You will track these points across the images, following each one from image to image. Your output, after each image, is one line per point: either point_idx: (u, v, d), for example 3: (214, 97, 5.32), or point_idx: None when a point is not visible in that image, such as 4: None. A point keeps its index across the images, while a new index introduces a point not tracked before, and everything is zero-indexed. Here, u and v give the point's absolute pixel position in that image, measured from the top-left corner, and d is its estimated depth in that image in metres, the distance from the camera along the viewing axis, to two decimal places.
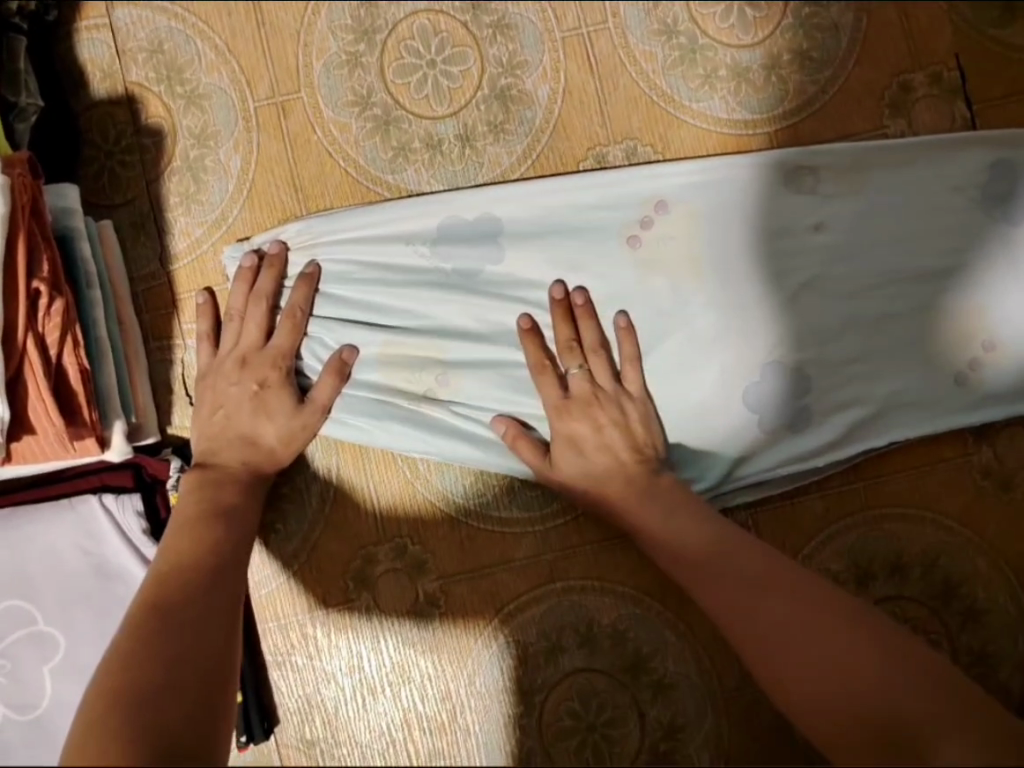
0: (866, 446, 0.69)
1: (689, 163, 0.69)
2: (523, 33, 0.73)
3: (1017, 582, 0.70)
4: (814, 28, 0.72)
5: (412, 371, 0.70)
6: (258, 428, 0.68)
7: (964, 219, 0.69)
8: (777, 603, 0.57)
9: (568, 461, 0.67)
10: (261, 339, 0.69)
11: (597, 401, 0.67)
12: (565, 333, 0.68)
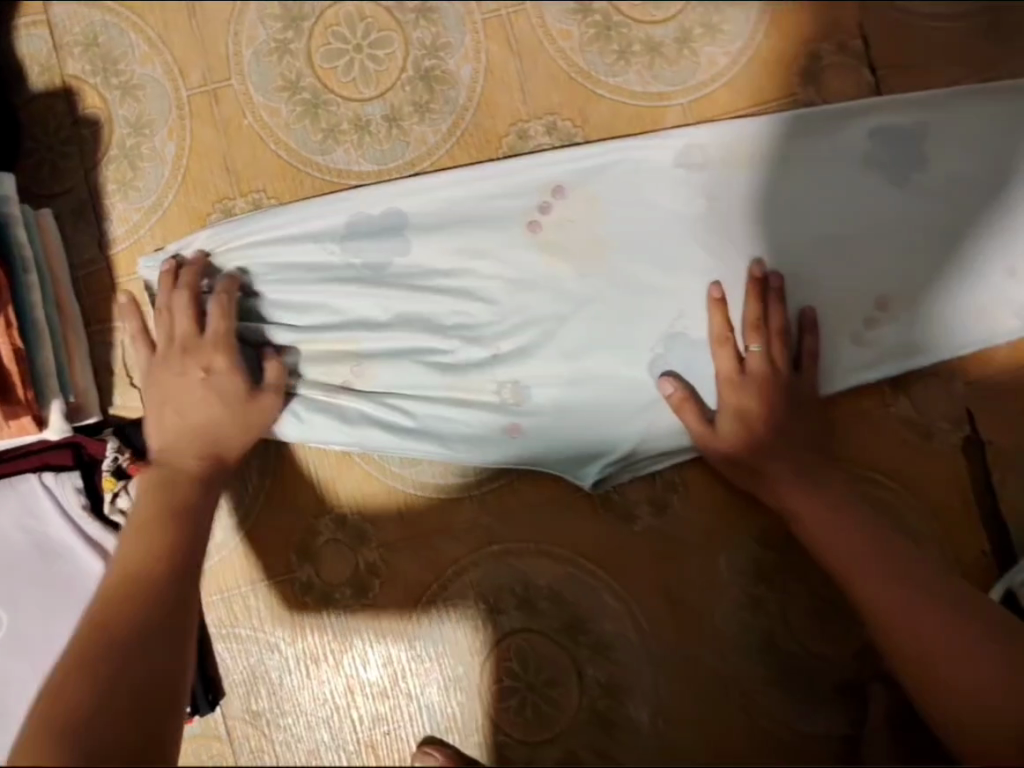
0: (784, 411, 0.70)
1: (581, 145, 0.74)
2: (445, 16, 0.75)
3: (941, 527, 0.73)
4: (723, 3, 0.75)
5: (327, 364, 0.74)
6: (208, 413, 0.68)
7: (863, 185, 0.73)
8: (876, 556, 0.65)
9: (733, 434, 0.70)
10: (195, 328, 0.70)
11: (776, 385, 0.70)
12: (753, 312, 0.71)
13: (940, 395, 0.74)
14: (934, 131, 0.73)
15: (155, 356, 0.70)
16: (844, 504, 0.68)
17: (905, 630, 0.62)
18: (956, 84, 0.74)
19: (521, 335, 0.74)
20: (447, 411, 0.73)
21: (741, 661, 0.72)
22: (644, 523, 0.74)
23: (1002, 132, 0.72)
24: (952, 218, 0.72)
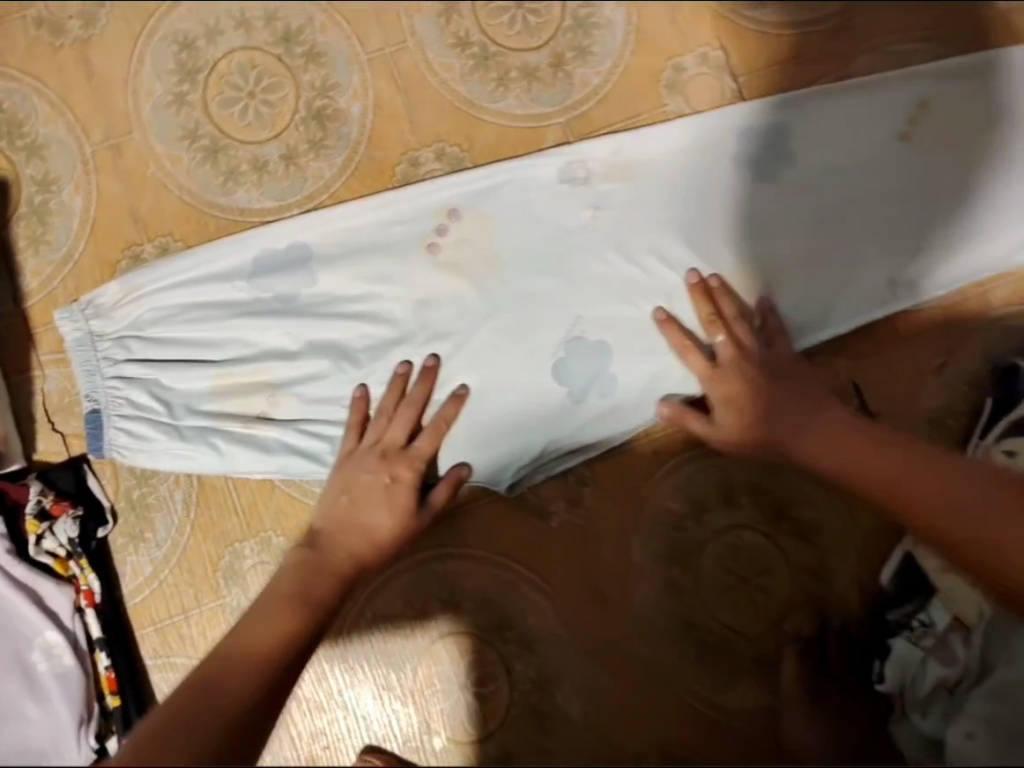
0: (779, 386, 0.74)
1: (470, 169, 0.78)
2: (332, 59, 0.80)
3: (838, 495, 0.78)
4: (590, 26, 0.80)
5: (243, 396, 0.76)
6: (372, 517, 0.72)
7: (806, 150, 0.79)
8: (904, 472, 0.68)
9: (727, 419, 0.74)
10: (404, 439, 0.74)
11: (748, 364, 0.75)
12: (705, 310, 0.76)
13: (823, 373, 0.80)
14: (797, 130, 0.79)
15: (357, 450, 0.74)
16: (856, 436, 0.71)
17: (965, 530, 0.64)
18: (812, 84, 0.80)
19: (430, 350, 0.77)
20: None
21: (660, 640, 0.77)
22: (559, 517, 0.78)
23: (856, 128, 0.79)
24: (820, 209, 0.78)
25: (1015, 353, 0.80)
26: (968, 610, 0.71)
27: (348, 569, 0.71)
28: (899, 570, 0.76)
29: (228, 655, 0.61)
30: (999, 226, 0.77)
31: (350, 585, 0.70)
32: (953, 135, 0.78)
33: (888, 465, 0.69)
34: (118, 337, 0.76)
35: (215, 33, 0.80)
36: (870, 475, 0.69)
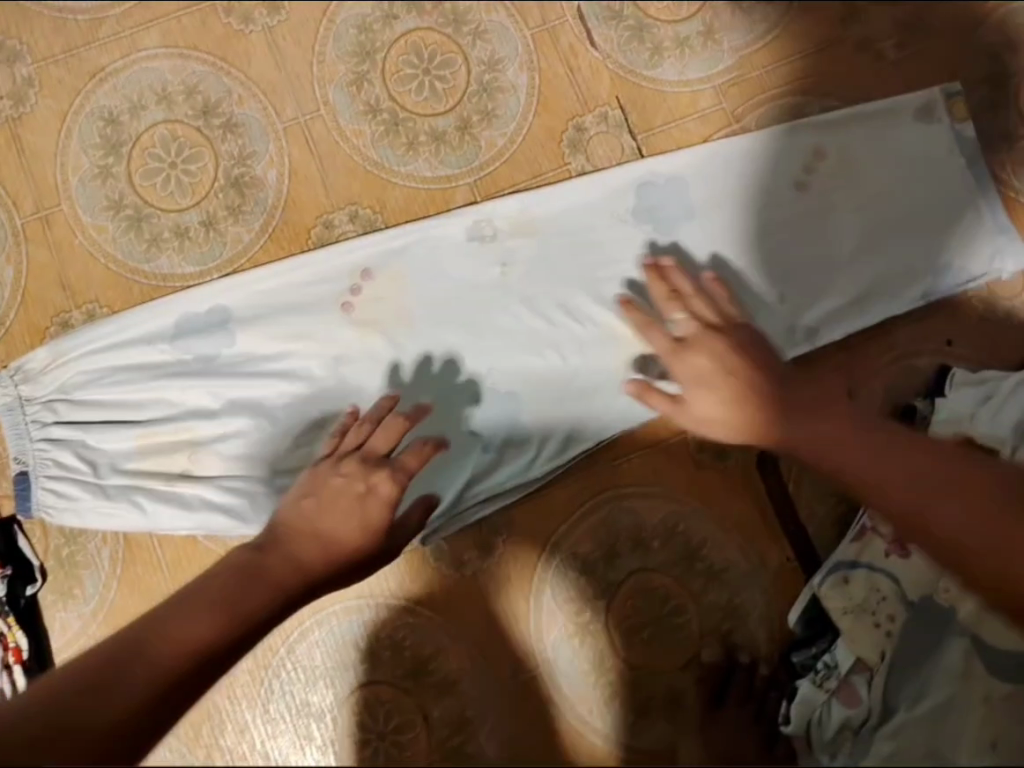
0: (752, 360, 0.65)
1: (381, 231, 0.82)
2: (250, 130, 0.84)
3: (746, 537, 0.81)
4: (494, 91, 0.84)
5: (166, 455, 0.79)
6: (339, 528, 0.62)
7: (730, 189, 0.81)
8: (968, 505, 0.58)
9: (701, 399, 0.65)
10: (387, 451, 0.67)
11: (714, 336, 0.67)
12: (661, 289, 0.71)
13: None
14: (696, 186, 0.81)
15: (339, 452, 0.67)
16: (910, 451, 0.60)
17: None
18: (710, 141, 0.82)
19: (346, 405, 0.80)
20: (280, 483, 0.79)
21: (572, 685, 0.79)
22: (472, 565, 0.80)
23: (755, 182, 0.81)
24: (724, 260, 0.81)
25: (915, 394, 0.82)
26: (869, 652, 0.73)
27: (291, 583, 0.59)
28: (806, 611, 0.77)
29: (127, 657, 0.51)
30: (892, 273, 0.81)
31: (290, 601, 0.59)
32: (869, 157, 0.81)
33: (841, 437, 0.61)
34: (46, 401, 0.79)
35: (138, 108, 0.84)
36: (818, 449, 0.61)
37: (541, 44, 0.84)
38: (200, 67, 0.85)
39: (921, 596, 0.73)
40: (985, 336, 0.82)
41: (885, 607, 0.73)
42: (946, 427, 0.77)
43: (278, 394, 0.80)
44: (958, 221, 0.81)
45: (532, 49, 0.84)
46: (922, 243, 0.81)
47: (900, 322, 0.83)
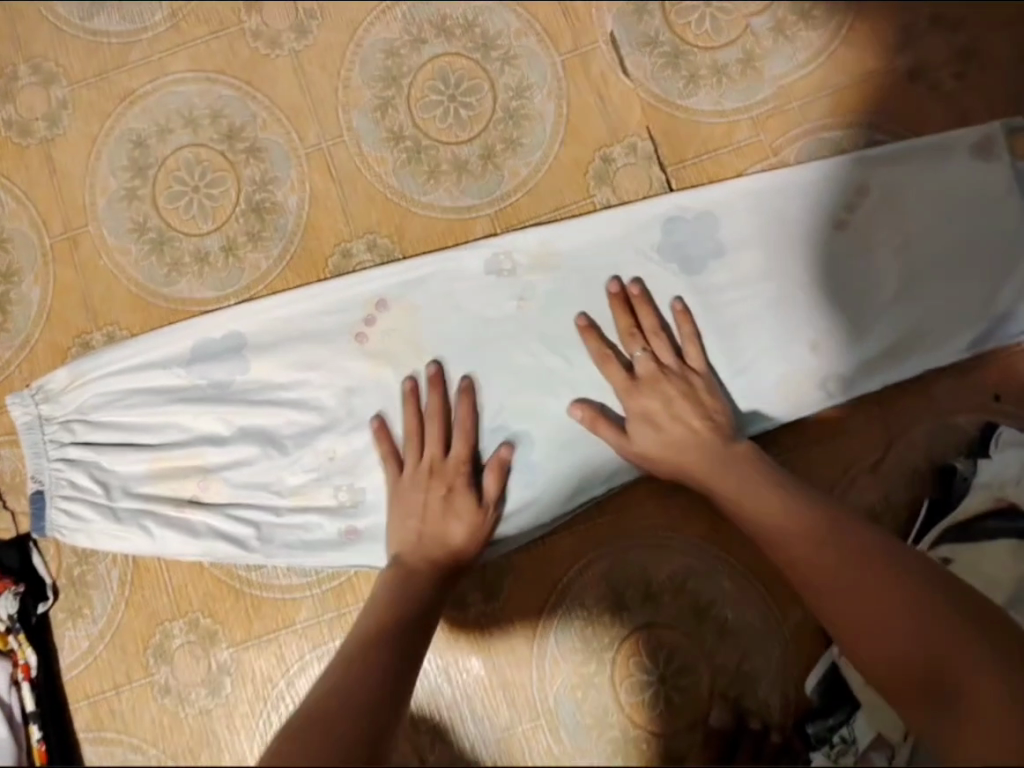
0: (694, 405, 0.73)
1: (396, 262, 0.80)
2: (273, 155, 0.84)
3: (764, 597, 0.76)
4: (520, 118, 0.81)
5: (177, 480, 0.80)
6: (447, 529, 0.74)
7: (761, 228, 0.76)
8: (918, 622, 0.57)
9: (645, 436, 0.73)
10: (440, 448, 0.76)
11: (665, 379, 0.74)
12: (626, 322, 0.76)
13: None
14: (728, 224, 0.77)
15: (402, 474, 0.76)
16: (883, 566, 0.61)
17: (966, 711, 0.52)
18: (744, 175, 0.78)
19: (354, 438, 0.79)
20: (286, 515, 0.78)
21: (572, 739, 0.76)
22: (474, 608, 0.78)
23: (790, 221, 0.76)
24: (754, 301, 0.76)
25: (956, 452, 0.76)
26: (890, 727, 0.68)
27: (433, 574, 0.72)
28: (827, 678, 0.72)
29: (362, 656, 0.64)
30: (936, 320, 0.75)
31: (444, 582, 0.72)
32: (919, 198, 0.75)
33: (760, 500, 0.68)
34: (65, 420, 0.80)
35: (166, 132, 0.84)
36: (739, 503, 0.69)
37: (572, 70, 0.81)
38: (228, 92, 0.85)
39: None
40: None
41: None
42: (986, 491, 0.71)
43: (287, 424, 0.79)
44: (1014, 272, 0.74)
45: (563, 76, 0.81)
46: (973, 294, 0.75)
47: (944, 373, 0.77)
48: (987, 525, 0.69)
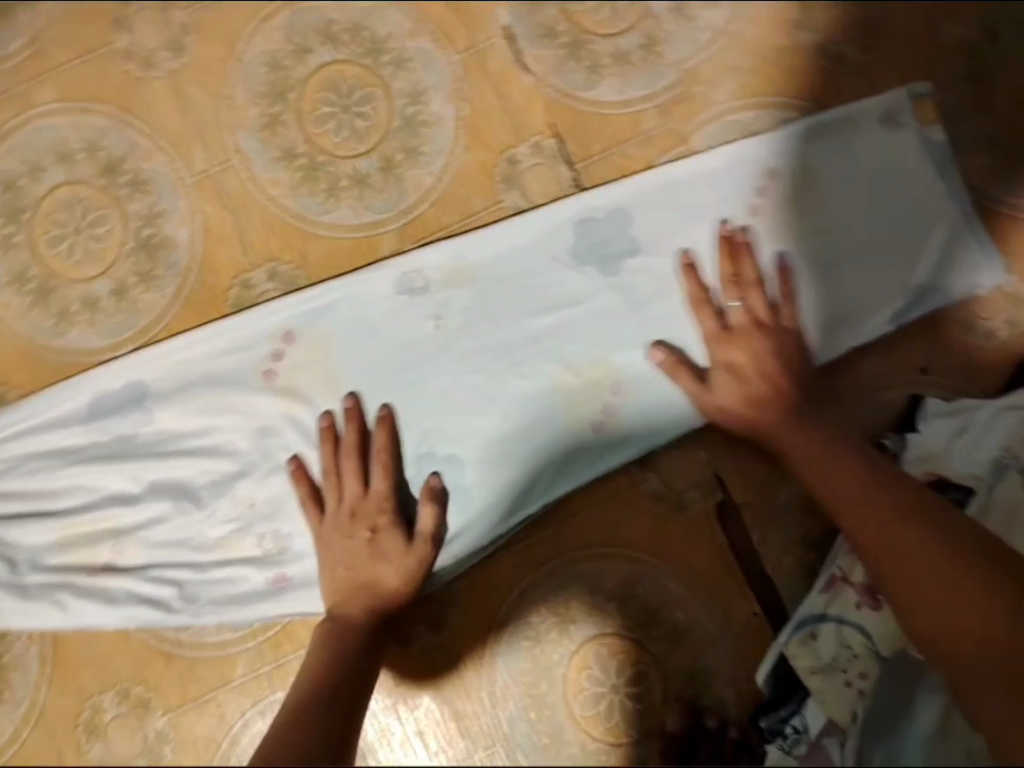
0: (783, 365, 0.71)
1: (300, 290, 0.75)
2: (158, 185, 0.77)
3: (710, 596, 0.73)
4: (419, 126, 0.76)
5: (88, 546, 0.75)
6: (378, 573, 0.71)
7: (675, 221, 0.74)
8: (1005, 616, 0.56)
9: (726, 387, 0.71)
10: (361, 488, 0.73)
11: (758, 333, 0.71)
12: (726, 269, 0.73)
13: (690, 465, 0.75)
14: (642, 219, 0.74)
15: (325, 520, 0.73)
16: (971, 549, 0.60)
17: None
18: (653, 167, 0.75)
19: (274, 481, 0.75)
20: (210, 569, 0.75)
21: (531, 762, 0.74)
22: (418, 641, 0.74)
23: (703, 210, 0.74)
24: (672, 297, 0.74)
25: (885, 426, 0.74)
26: (841, 714, 0.67)
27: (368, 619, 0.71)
28: (776, 669, 0.69)
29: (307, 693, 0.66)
30: (858, 297, 0.73)
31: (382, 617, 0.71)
32: (836, 173, 0.73)
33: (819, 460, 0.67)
34: None
35: (37, 170, 0.77)
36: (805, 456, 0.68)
37: (470, 68, 0.76)
38: (102, 121, 0.78)
39: (893, 650, 0.67)
40: (963, 358, 0.74)
41: (858, 664, 0.67)
42: (918, 466, 0.70)
43: (201, 473, 0.75)
44: (933, 244, 0.73)
45: (460, 76, 0.76)
46: (896, 268, 0.73)
47: (875, 351, 0.75)
48: None
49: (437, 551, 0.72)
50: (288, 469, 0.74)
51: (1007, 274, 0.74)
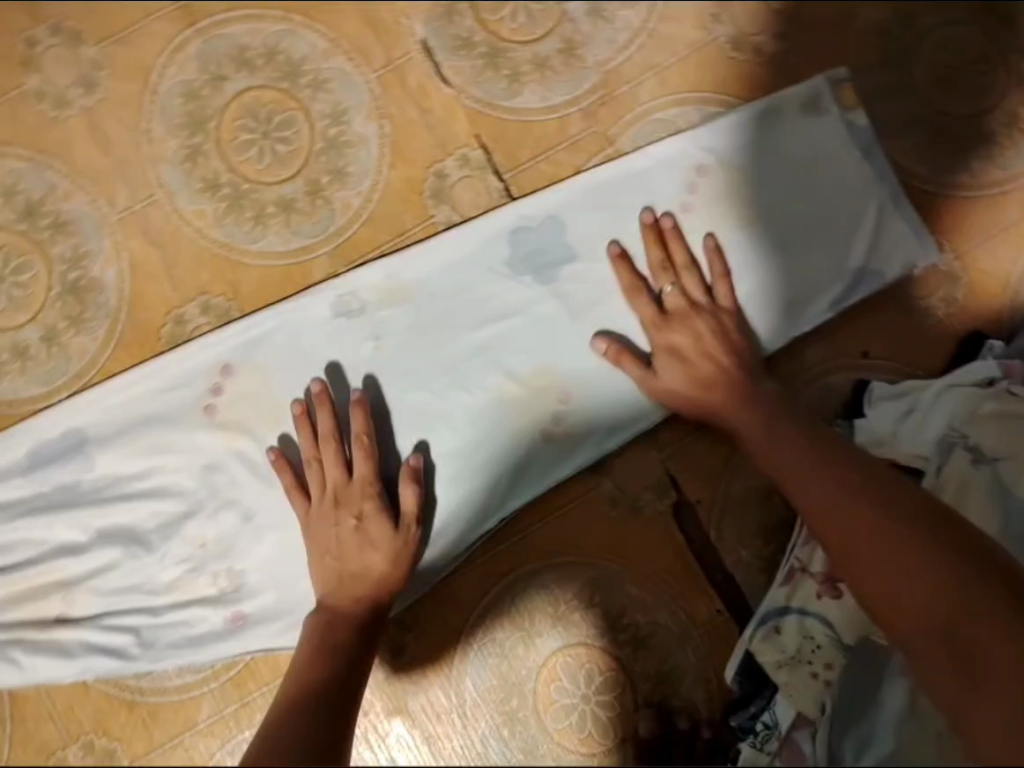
0: (722, 345, 0.70)
1: (235, 322, 0.74)
2: (80, 226, 0.76)
3: (672, 596, 0.73)
4: (342, 146, 0.75)
5: (37, 600, 0.73)
6: (366, 560, 0.69)
7: (608, 223, 0.73)
8: (934, 582, 0.53)
9: (671, 371, 0.70)
10: (343, 474, 0.71)
11: (697, 315, 0.70)
12: (656, 255, 0.72)
13: (642, 467, 0.74)
14: (576, 224, 0.73)
15: (310, 508, 0.71)
16: (906, 519, 0.58)
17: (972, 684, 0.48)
18: (582, 171, 0.74)
19: (223, 518, 0.74)
20: (165, 613, 0.73)
21: None
22: (384, 668, 0.73)
23: (635, 210, 0.73)
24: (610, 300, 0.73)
25: (834, 414, 0.74)
26: (809, 707, 0.66)
27: (359, 612, 0.68)
28: (743, 666, 0.69)
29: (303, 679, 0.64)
30: (797, 288, 0.73)
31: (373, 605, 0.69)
32: (762, 164, 0.73)
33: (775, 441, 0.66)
34: None
35: None
36: (760, 437, 0.67)
37: (388, 85, 0.75)
38: (16, 164, 0.75)
39: (857, 637, 0.67)
40: (905, 338, 0.74)
41: (822, 655, 0.67)
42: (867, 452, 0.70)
43: (148, 516, 0.74)
44: (864, 227, 0.73)
45: (380, 93, 0.75)
46: (830, 254, 0.73)
47: (818, 339, 0.75)
48: None
49: (423, 530, 0.71)
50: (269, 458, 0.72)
51: (940, 252, 0.74)
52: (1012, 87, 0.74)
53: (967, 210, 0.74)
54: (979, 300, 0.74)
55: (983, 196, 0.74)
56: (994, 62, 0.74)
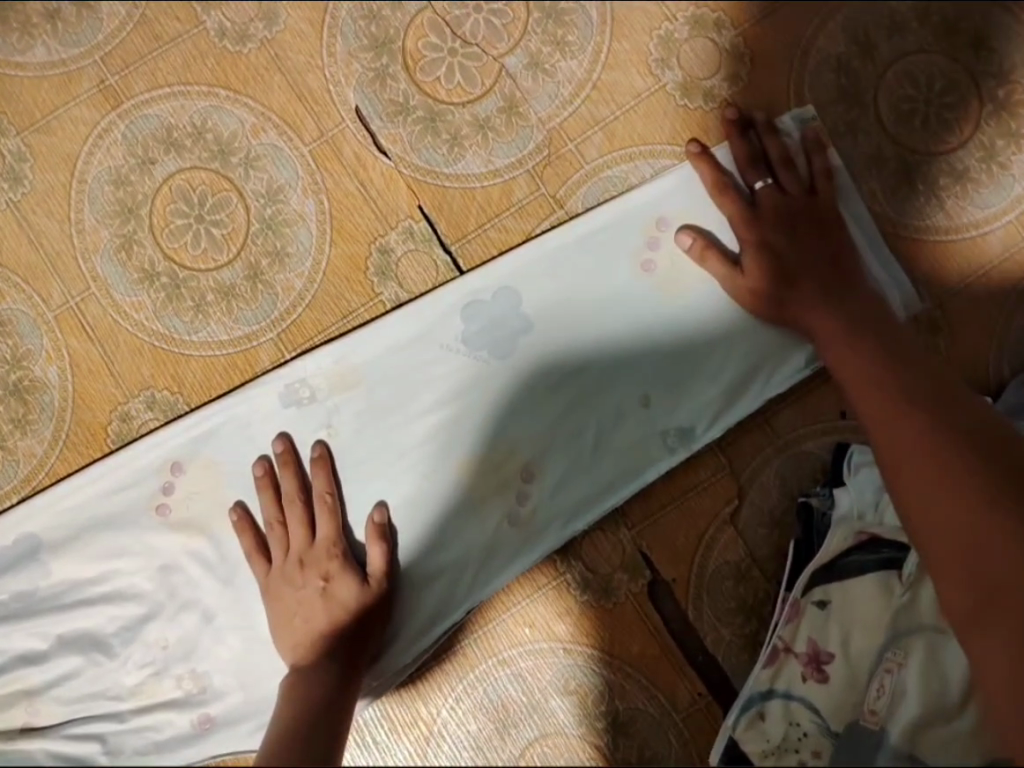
0: (819, 239, 0.67)
1: (182, 417, 0.71)
2: (18, 325, 0.73)
3: (651, 679, 0.70)
4: (280, 225, 0.72)
5: None
6: (335, 620, 0.66)
7: (565, 290, 0.69)
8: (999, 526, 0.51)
9: (759, 267, 0.66)
10: (308, 536, 0.69)
11: (793, 210, 0.67)
12: (742, 152, 0.68)
13: (612, 547, 0.71)
14: (530, 295, 0.69)
15: (274, 572, 0.69)
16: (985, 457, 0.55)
17: (994, 623, 0.49)
18: (533, 238, 0.70)
19: (184, 618, 0.71)
20: (130, 718, 0.71)
21: None
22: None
23: (591, 277, 0.69)
24: (568, 373, 0.69)
25: (810, 483, 0.71)
26: None
27: (332, 666, 0.65)
28: (729, 755, 0.65)
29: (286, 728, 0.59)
30: (764, 351, 0.69)
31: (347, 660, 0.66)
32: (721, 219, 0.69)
33: (852, 348, 0.64)
34: None
35: None
36: (834, 340, 0.64)
37: (324, 159, 0.72)
38: None
39: (842, 724, 0.64)
40: None
41: (809, 742, 0.64)
42: (845, 528, 0.66)
43: (108, 621, 0.71)
44: None
45: (315, 168, 0.72)
46: None
47: (787, 400, 0.71)
48: (851, 562, 0.65)
49: (392, 592, 0.68)
50: (233, 522, 0.70)
51: (921, 300, 0.69)
52: (985, 118, 0.69)
53: (945, 253, 0.69)
54: (968, 350, 0.69)
55: (962, 238, 0.69)
56: (963, 91, 0.70)
